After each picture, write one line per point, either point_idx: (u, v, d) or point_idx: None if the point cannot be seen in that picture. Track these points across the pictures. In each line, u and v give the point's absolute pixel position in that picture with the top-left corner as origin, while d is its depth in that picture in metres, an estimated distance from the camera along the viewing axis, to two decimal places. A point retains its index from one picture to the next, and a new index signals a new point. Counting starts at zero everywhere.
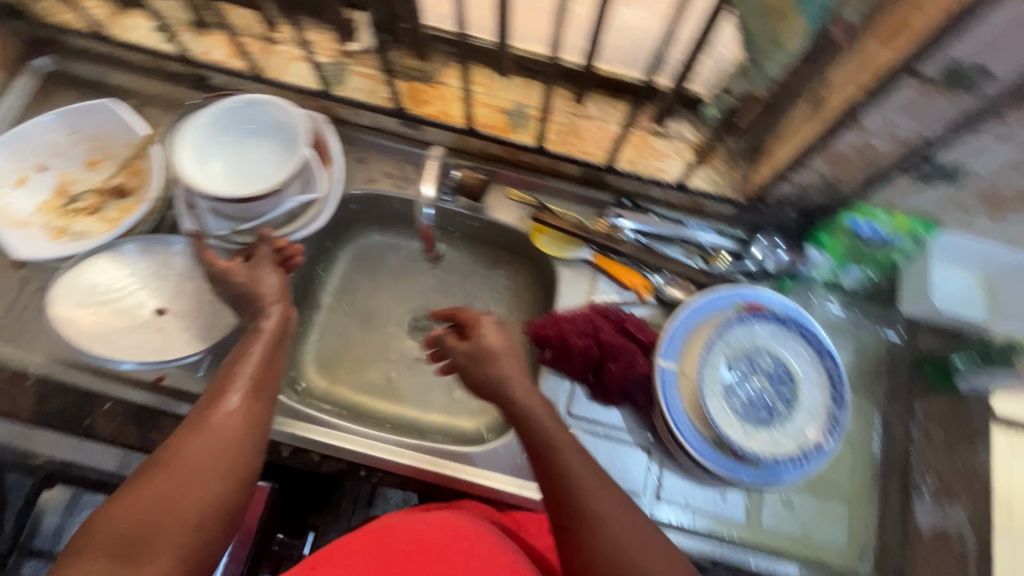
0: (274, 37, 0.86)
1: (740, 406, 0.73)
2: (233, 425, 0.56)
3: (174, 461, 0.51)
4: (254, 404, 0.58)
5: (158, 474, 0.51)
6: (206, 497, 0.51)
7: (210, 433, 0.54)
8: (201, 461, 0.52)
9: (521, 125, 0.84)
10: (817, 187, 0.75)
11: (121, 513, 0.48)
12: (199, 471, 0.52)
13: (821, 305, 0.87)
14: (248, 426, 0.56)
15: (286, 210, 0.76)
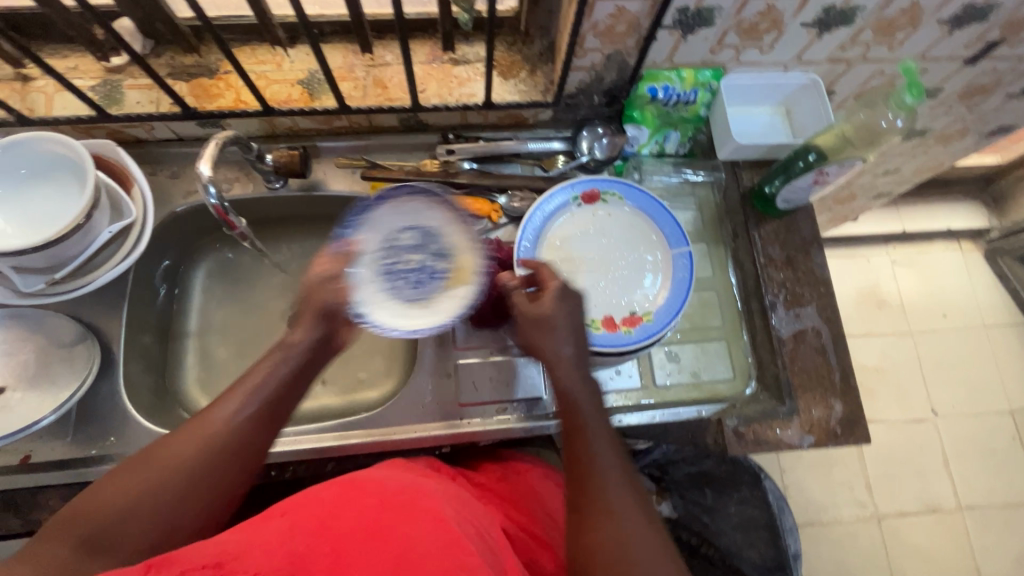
0: (28, 74, 0.79)
1: (395, 281, 0.67)
2: (218, 437, 0.56)
3: (151, 465, 0.53)
4: (265, 423, 0.59)
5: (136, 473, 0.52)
6: (181, 506, 0.52)
7: (198, 438, 0.55)
8: (176, 467, 0.53)
9: (321, 91, 0.83)
10: (605, 66, 0.79)
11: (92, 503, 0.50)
12: (177, 480, 0.53)
13: (656, 176, 0.92)
14: (257, 436, 0.58)
15: (100, 244, 0.73)
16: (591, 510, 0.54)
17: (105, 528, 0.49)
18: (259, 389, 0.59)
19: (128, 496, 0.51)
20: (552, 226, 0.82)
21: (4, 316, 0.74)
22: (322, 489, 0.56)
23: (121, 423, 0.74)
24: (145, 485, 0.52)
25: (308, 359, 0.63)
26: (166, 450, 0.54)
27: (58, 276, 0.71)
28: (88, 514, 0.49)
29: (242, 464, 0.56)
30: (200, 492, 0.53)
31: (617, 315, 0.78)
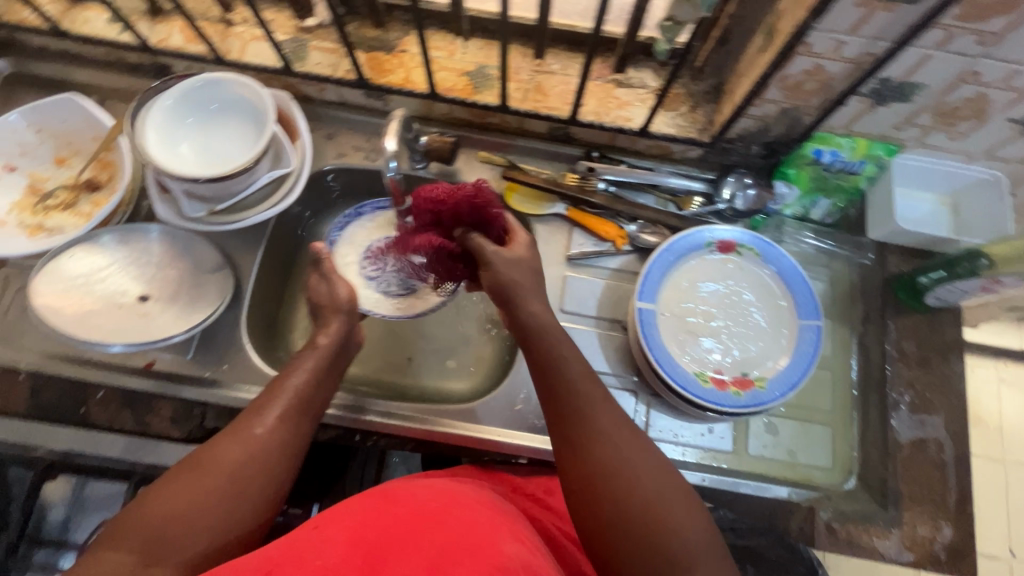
0: (231, 19, 0.86)
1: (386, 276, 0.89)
2: (265, 439, 0.58)
3: (205, 465, 0.55)
4: (298, 421, 0.62)
5: (191, 475, 0.54)
6: (235, 511, 0.54)
7: (248, 443, 0.57)
8: (233, 465, 0.56)
9: (485, 86, 0.85)
10: (777, 119, 0.76)
11: (154, 506, 0.51)
12: (233, 478, 0.55)
13: (793, 240, 0.88)
14: (290, 440, 0.60)
15: (259, 187, 0.77)
16: (585, 453, 0.55)
17: (156, 538, 0.50)
18: (278, 399, 0.62)
19: (170, 513, 0.51)
20: (681, 266, 0.80)
21: (160, 231, 0.80)
22: (358, 501, 0.59)
23: (235, 354, 0.79)
24: (187, 498, 0.52)
25: (313, 376, 0.65)
26: (210, 458, 0.56)
27: (218, 207, 0.76)
28: (137, 527, 0.50)
29: (285, 463, 0.59)
30: (249, 495, 0.55)
31: (728, 373, 0.75)
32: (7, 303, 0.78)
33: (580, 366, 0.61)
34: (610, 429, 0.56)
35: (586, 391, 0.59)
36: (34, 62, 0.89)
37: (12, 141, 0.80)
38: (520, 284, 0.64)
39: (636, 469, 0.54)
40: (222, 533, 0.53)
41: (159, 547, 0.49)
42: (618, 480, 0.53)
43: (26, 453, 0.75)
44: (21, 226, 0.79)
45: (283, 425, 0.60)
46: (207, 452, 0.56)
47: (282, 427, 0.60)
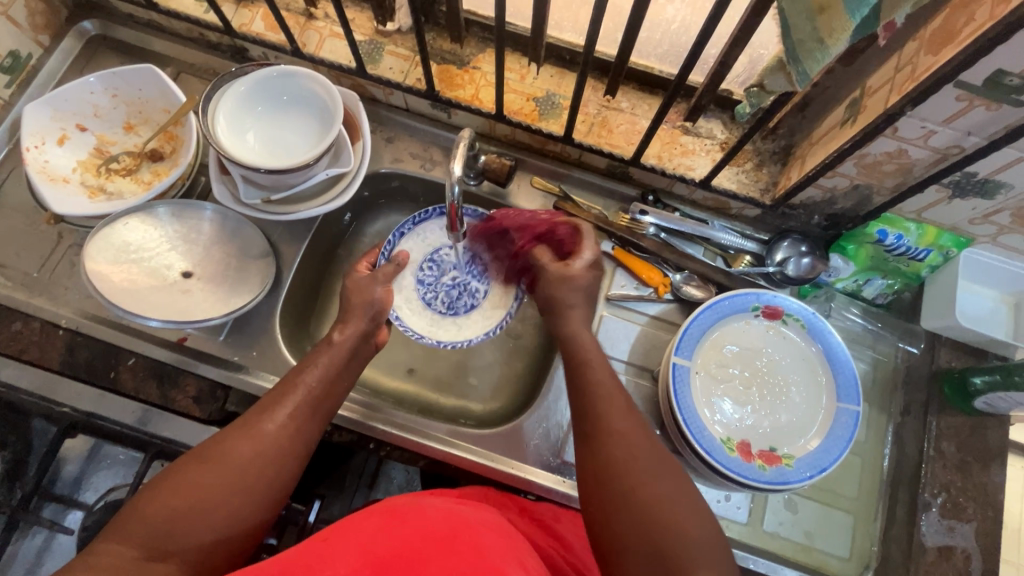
0: (313, 13, 0.87)
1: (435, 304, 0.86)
2: (279, 436, 0.58)
3: (217, 459, 0.55)
4: (308, 420, 0.61)
5: (203, 465, 0.54)
6: (243, 509, 0.54)
7: (259, 438, 0.57)
8: (245, 461, 0.55)
9: (551, 114, 0.84)
10: (847, 194, 0.74)
11: (161, 500, 0.51)
12: (244, 474, 0.55)
13: (841, 314, 0.86)
14: (300, 435, 0.60)
15: (315, 182, 0.78)
16: (607, 482, 0.55)
17: (160, 534, 0.49)
18: (289, 396, 0.62)
19: (176, 506, 0.51)
20: (721, 325, 0.78)
21: (212, 210, 0.81)
22: (362, 517, 0.57)
23: (265, 342, 0.80)
24: (196, 491, 0.52)
25: (325, 378, 0.65)
26: (214, 451, 0.55)
27: (273, 197, 0.77)
28: (141, 519, 0.50)
29: (290, 464, 0.58)
30: (257, 493, 0.55)
31: (754, 444, 0.73)
32: (60, 258, 0.81)
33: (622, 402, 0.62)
34: (629, 434, 0.58)
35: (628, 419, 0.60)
36: (120, 27, 0.92)
37: (88, 103, 0.82)
38: (572, 304, 0.72)
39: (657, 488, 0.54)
40: (223, 532, 0.52)
41: (164, 542, 0.49)
42: (645, 509, 0.52)
43: (52, 409, 0.76)
44: (83, 185, 0.81)
45: (297, 421, 0.60)
46: (213, 446, 0.56)
47: (297, 423, 0.60)
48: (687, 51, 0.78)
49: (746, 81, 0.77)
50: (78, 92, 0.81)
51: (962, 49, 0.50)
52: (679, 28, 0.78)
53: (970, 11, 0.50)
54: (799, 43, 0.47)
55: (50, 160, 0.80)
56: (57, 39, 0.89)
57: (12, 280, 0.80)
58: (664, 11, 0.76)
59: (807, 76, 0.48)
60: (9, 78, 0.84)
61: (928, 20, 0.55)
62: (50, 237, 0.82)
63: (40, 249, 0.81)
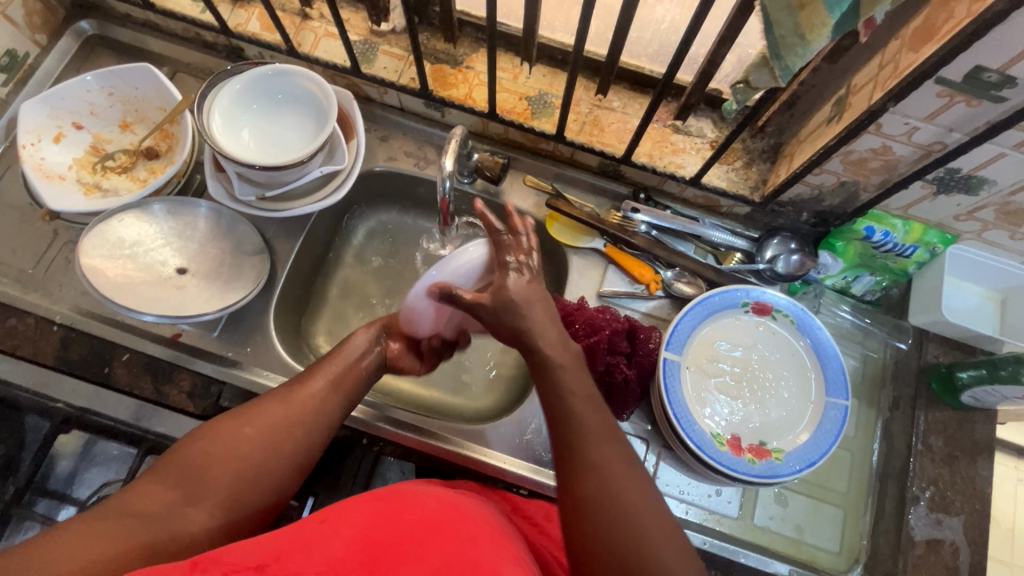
0: (308, 13, 0.88)
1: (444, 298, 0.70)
2: (307, 407, 0.62)
3: (247, 420, 0.59)
4: (334, 397, 0.64)
5: (235, 425, 0.59)
6: (263, 472, 0.57)
7: (286, 406, 0.61)
8: (270, 426, 0.59)
9: (543, 113, 0.85)
10: (834, 191, 0.75)
11: (195, 452, 0.56)
12: (267, 437, 0.58)
13: (830, 310, 0.87)
14: (326, 410, 0.63)
15: (310, 179, 0.79)
16: (581, 476, 0.50)
17: (190, 483, 0.54)
18: (322, 371, 0.65)
19: (205, 459, 0.56)
20: (711, 321, 0.78)
21: (207, 207, 0.81)
22: (363, 499, 0.57)
23: (259, 338, 0.80)
24: (225, 450, 0.57)
25: (349, 363, 0.67)
26: (249, 413, 0.60)
27: (267, 194, 0.77)
28: (179, 465, 0.55)
29: (317, 433, 0.61)
30: (278, 457, 0.58)
31: (744, 438, 0.74)
32: (54, 255, 0.82)
33: (582, 379, 0.56)
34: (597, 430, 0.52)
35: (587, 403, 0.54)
36: (117, 27, 0.93)
37: (84, 101, 0.83)
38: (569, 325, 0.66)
39: (616, 480, 0.49)
40: (251, 489, 0.57)
41: (194, 488, 0.54)
42: (600, 487, 0.49)
43: (47, 403, 0.76)
44: (78, 182, 0.82)
45: (326, 396, 0.64)
46: (251, 407, 0.60)
47: (325, 398, 0.63)
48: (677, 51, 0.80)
49: (735, 80, 0.78)
50: (75, 90, 0.82)
51: (942, 46, 0.51)
52: (668, 28, 0.80)
53: (949, 8, 0.51)
54: (780, 39, 0.49)
55: (47, 157, 0.80)
56: (54, 38, 0.90)
57: (7, 276, 0.80)
58: (654, 11, 0.78)
59: (789, 71, 0.49)
60: (6, 76, 0.85)
61: (910, 17, 0.56)
62: (44, 234, 0.83)
63: (35, 246, 0.82)
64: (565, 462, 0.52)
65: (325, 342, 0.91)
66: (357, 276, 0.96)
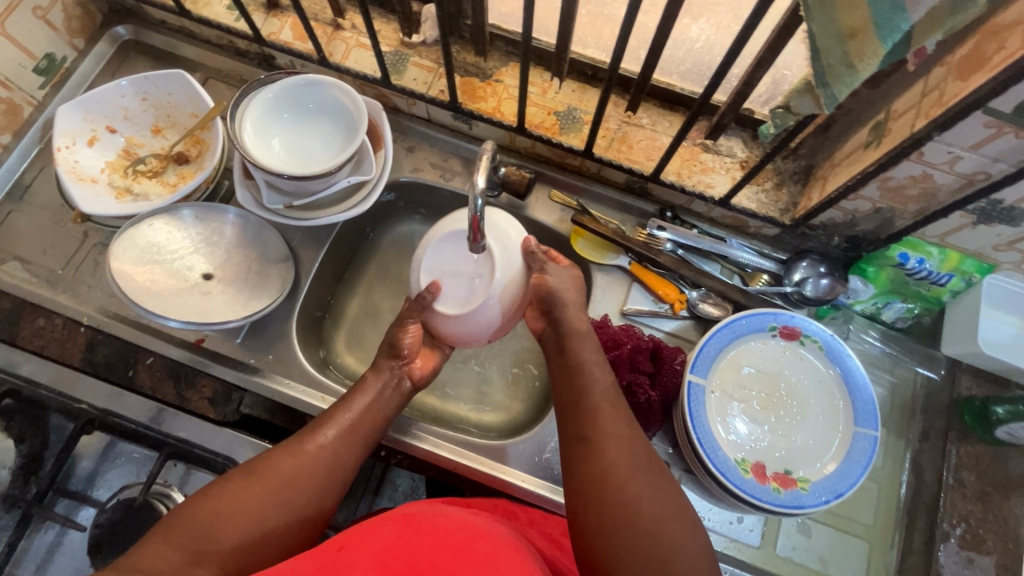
0: (341, 23, 0.89)
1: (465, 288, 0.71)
2: (322, 458, 0.62)
3: (262, 473, 0.59)
4: (350, 445, 0.65)
5: (247, 480, 0.59)
6: (273, 529, 0.57)
7: (300, 458, 0.61)
8: (285, 479, 0.60)
9: (571, 128, 0.85)
10: (868, 216, 0.74)
11: (206, 507, 0.56)
12: (279, 490, 0.59)
13: (859, 336, 0.85)
14: (338, 463, 0.63)
15: (337, 190, 0.79)
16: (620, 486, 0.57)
17: (201, 538, 0.53)
18: (333, 419, 0.66)
19: (217, 513, 0.55)
20: (737, 344, 0.77)
21: (234, 214, 0.82)
22: (378, 523, 0.57)
23: (281, 346, 0.80)
24: (237, 504, 0.56)
25: (363, 412, 0.68)
26: (261, 470, 0.60)
27: (295, 203, 0.78)
28: (187, 526, 0.54)
29: (330, 487, 0.62)
30: (289, 514, 0.58)
31: (769, 466, 0.72)
32: (83, 256, 0.83)
33: (619, 412, 0.64)
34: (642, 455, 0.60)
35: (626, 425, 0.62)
36: (152, 33, 0.94)
37: (118, 106, 0.84)
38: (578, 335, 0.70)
39: (640, 488, 0.57)
40: (258, 551, 0.56)
41: (204, 543, 0.53)
42: (638, 509, 0.56)
43: (71, 405, 0.77)
44: (110, 186, 0.83)
45: (339, 445, 0.64)
46: (264, 463, 0.60)
47: (339, 447, 0.64)
48: (710, 70, 0.79)
49: (769, 100, 0.77)
50: (110, 95, 0.83)
51: (992, 77, 0.50)
52: (702, 47, 0.77)
53: (1001, 39, 0.49)
54: (827, 67, 0.48)
55: (80, 160, 0.81)
56: (91, 43, 0.92)
57: (37, 276, 0.81)
58: (688, 30, 0.76)
59: (835, 99, 0.48)
60: (44, 79, 0.86)
61: (958, 46, 0.54)
62: (75, 235, 0.84)
63: (65, 247, 0.83)
64: (597, 482, 0.58)
65: (345, 351, 0.91)
66: (378, 285, 0.96)
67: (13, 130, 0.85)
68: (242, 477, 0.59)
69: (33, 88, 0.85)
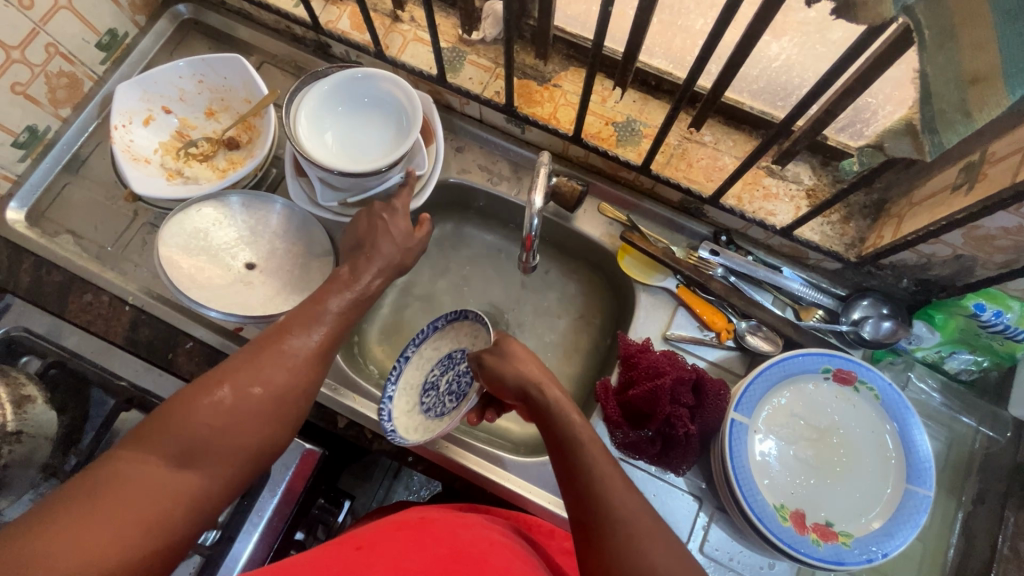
0: (400, 16, 0.87)
1: (426, 404, 0.79)
2: (303, 363, 0.62)
3: (242, 381, 0.58)
4: (326, 351, 0.65)
5: (225, 386, 0.57)
6: (262, 436, 0.57)
7: (281, 365, 0.61)
8: (266, 384, 0.59)
9: (629, 141, 0.81)
10: (946, 262, 0.68)
11: (188, 417, 0.54)
12: (262, 398, 0.58)
13: (916, 385, 0.80)
14: (318, 368, 0.64)
15: (388, 186, 0.77)
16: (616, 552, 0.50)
17: (191, 445, 0.53)
18: (313, 323, 0.65)
19: (201, 423, 0.54)
20: (786, 386, 0.73)
21: (280, 205, 0.81)
22: (392, 533, 0.58)
23: None
24: (221, 412, 0.55)
25: (341, 315, 0.68)
26: (241, 375, 0.58)
27: (349, 200, 0.76)
28: (171, 431, 0.53)
29: (310, 391, 0.63)
30: (277, 420, 0.59)
31: (809, 516, 0.69)
32: (133, 235, 0.85)
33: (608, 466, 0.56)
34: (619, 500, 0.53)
35: (596, 460, 0.56)
36: (212, 13, 0.94)
37: (175, 86, 0.84)
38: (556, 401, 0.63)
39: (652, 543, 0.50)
40: (250, 455, 0.56)
41: (193, 453, 0.53)
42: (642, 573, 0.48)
43: (112, 381, 0.78)
44: (162, 167, 0.83)
45: (321, 348, 0.65)
46: (239, 365, 0.59)
47: (321, 350, 0.65)
48: (783, 91, 0.74)
49: (845, 128, 0.72)
50: (168, 75, 0.83)
51: None
52: (780, 66, 0.71)
53: None
54: None
55: (135, 140, 0.81)
56: (153, 19, 0.92)
57: (87, 251, 0.83)
58: (768, 49, 0.70)
59: (942, 148, 0.47)
60: (105, 55, 0.87)
61: None
62: (125, 214, 0.86)
63: (115, 224, 0.85)
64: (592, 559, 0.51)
65: (379, 351, 0.91)
66: (414, 287, 0.96)
67: (72, 104, 0.86)
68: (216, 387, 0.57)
69: (94, 63, 0.86)
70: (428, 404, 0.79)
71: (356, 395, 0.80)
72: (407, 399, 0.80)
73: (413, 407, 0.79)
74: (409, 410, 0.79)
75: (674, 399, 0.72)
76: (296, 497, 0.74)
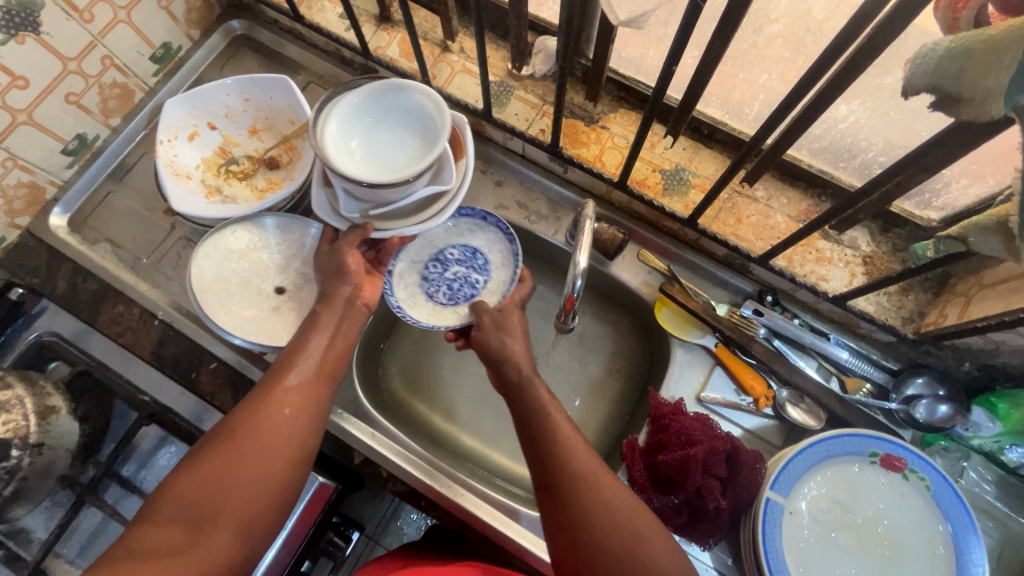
0: (450, 46, 0.86)
1: (432, 290, 0.83)
2: (291, 401, 0.60)
3: (233, 437, 0.56)
4: (316, 383, 0.63)
5: (219, 447, 0.56)
6: (266, 478, 0.55)
7: (267, 407, 0.59)
8: (256, 430, 0.57)
9: (676, 190, 0.78)
10: (1016, 350, 0.63)
11: (183, 488, 0.53)
12: (257, 442, 0.56)
13: (970, 476, 0.74)
14: (310, 403, 0.61)
15: (414, 200, 0.70)
16: None
17: (192, 509, 0.52)
18: (295, 363, 0.64)
19: (199, 487, 0.53)
20: (828, 466, 0.68)
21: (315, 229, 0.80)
22: None
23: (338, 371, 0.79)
24: (216, 469, 0.54)
25: (329, 345, 0.67)
26: (230, 432, 0.57)
27: (370, 213, 0.70)
28: (173, 502, 0.53)
29: (306, 423, 0.60)
30: (276, 458, 0.56)
31: None
32: (168, 249, 0.85)
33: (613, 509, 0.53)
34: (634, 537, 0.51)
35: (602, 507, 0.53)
36: (263, 30, 0.94)
37: (222, 104, 0.84)
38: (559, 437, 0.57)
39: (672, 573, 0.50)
40: (258, 498, 0.54)
41: (197, 515, 0.52)
42: None
43: (136, 396, 0.78)
44: (202, 183, 0.83)
45: (307, 382, 0.63)
46: (230, 422, 0.58)
47: (308, 386, 0.62)
48: (845, 151, 0.70)
49: (910, 195, 0.68)
50: (215, 92, 0.83)
51: None
52: (848, 128, 0.68)
53: None
54: None
55: (179, 155, 0.82)
56: (207, 34, 0.93)
57: (123, 261, 0.84)
58: (835, 110, 0.67)
59: None
60: (158, 67, 0.88)
61: None
62: (162, 227, 0.86)
63: (152, 237, 0.85)
64: None
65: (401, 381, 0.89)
66: None
67: (122, 114, 0.87)
68: (214, 442, 0.57)
69: (147, 75, 0.87)
70: (432, 289, 0.84)
71: (374, 430, 0.78)
72: (411, 279, 0.83)
73: (417, 286, 0.83)
74: (411, 289, 0.83)
75: (706, 469, 0.68)
76: (305, 532, 0.72)
